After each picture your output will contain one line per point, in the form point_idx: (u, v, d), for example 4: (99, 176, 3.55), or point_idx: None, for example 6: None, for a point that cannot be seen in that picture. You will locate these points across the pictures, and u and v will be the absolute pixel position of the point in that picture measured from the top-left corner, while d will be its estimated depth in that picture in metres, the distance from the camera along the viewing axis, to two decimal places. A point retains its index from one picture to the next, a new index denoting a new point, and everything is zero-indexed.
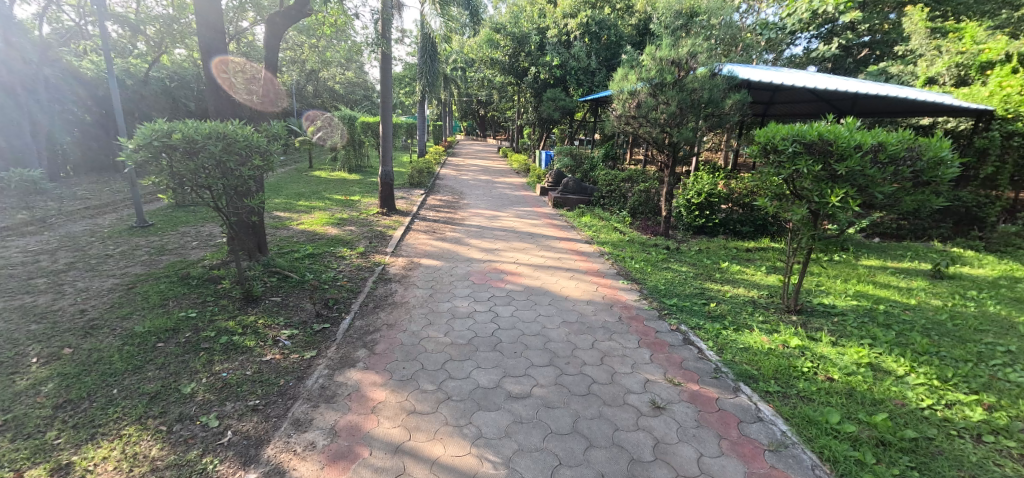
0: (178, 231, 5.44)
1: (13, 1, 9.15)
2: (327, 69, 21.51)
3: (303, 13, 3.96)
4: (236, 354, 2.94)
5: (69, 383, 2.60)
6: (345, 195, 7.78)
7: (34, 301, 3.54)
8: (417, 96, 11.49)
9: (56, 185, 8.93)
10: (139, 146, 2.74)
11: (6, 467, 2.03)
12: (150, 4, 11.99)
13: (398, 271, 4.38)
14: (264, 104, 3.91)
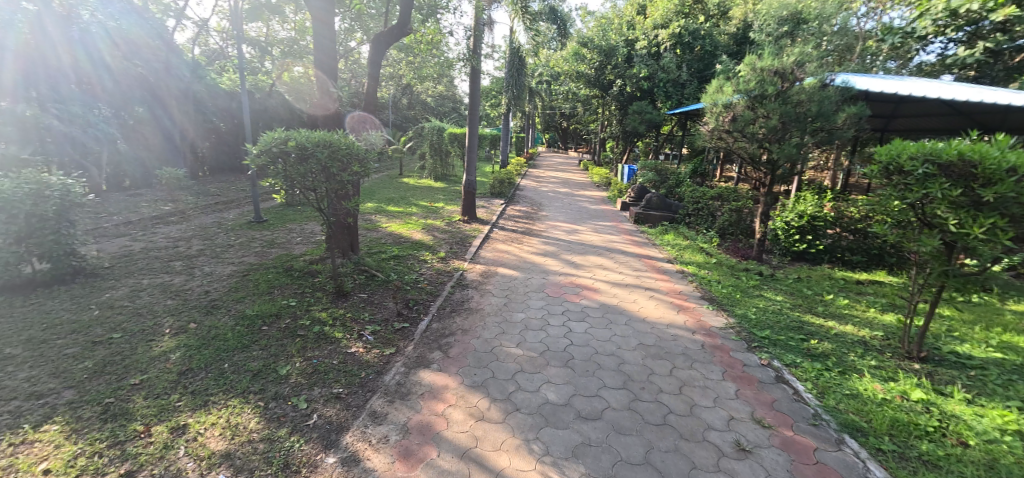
0: (287, 227, 6.10)
1: (177, 29, 10.94)
2: (421, 84, 23.10)
3: (404, 32, 4.25)
4: (325, 344, 3.18)
5: (191, 353, 3.00)
6: (430, 202, 8.22)
7: (172, 280, 4.16)
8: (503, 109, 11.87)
9: (195, 183, 10.55)
10: (261, 151, 3.14)
11: (140, 421, 2.39)
12: (277, 28, 13.73)
13: (475, 278, 4.48)
14: (364, 116, 4.23)
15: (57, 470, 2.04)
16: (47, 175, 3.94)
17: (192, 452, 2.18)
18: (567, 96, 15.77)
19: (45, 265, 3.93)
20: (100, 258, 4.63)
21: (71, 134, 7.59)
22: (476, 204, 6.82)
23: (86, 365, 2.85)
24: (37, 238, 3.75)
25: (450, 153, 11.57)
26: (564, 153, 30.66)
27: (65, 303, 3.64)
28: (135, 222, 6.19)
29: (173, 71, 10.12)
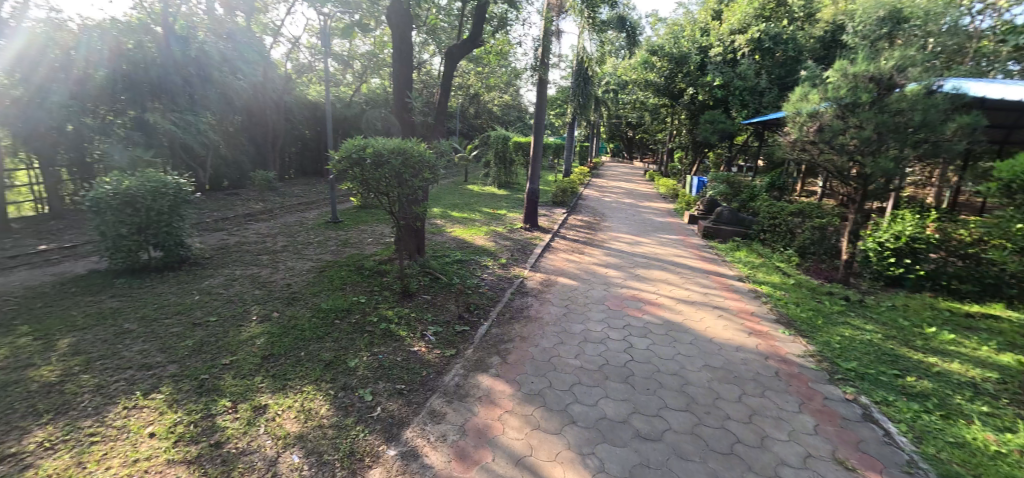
0: (360, 228, 6.52)
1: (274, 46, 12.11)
2: (489, 94, 23.77)
3: (475, 44, 4.41)
4: (391, 340, 3.34)
5: (273, 340, 3.29)
6: (493, 209, 8.40)
7: (260, 272, 4.59)
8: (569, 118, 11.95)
9: (281, 185, 11.58)
10: (342, 158, 3.36)
11: (228, 398, 2.66)
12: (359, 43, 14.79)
13: (535, 286, 4.50)
14: (434, 124, 4.38)
15: (161, 434, 2.33)
16: (164, 176, 4.51)
17: (271, 431, 2.39)
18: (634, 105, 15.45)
19: (160, 253, 4.52)
20: (202, 249, 5.25)
21: (194, 142, 8.63)
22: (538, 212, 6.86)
23: (187, 343, 3.23)
24: (153, 228, 4.31)
25: (514, 162, 11.74)
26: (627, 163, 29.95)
27: (172, 287, 4.16)
28: (232, 218, 6.95)
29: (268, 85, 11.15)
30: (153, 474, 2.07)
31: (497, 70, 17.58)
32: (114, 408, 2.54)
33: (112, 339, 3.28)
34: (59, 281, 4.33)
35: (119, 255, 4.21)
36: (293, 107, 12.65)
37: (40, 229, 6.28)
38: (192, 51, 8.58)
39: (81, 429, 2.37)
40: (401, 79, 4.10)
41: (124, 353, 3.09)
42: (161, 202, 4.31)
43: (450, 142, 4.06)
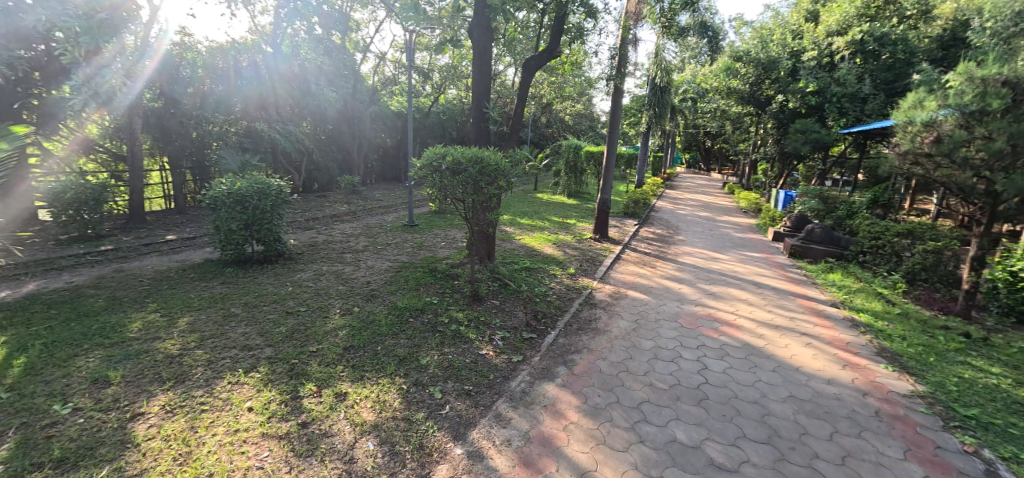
0: (434, 232, 6.86)
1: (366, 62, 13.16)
2: (562, 104, 23.90)
3: (552, 55, 4.53)
4: (460, 342, 3.47)
5: (354, 333, 3.55)
6: (562, 218, 8.43)
7: (343, 269, 4.99)
8: (645, 126, 11.75)
9: (362, 188, 12.48)
10: (423, 165, 3.61)
11: (313, 383, 2.91)
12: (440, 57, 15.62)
13: (603, 298, 4.45)
14: (509, 134, 4.49)
15: (257, 410, 2.62)
16: (269, 179, 5.05)
17: (350, 417, 2.58)
18: (714, 114, 14.69)
19: (261, 247, 5.07)
20: (295, 245, 5.82)
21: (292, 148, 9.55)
22: (608, 223, 6.77)
23: (281, 329, 3.59)
24: (258, 225, 4.85)
25: (585, 171, 11.70)
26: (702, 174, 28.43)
27: (270, 278, 4.65)
28: (322, 219, 7.63)
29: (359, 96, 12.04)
30: (251, 445, 2.34)
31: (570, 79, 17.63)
32: (221, 382, 2.91)
33: (221, 320, 3.74)
34: (182, 267, 5.03)
35: (229, 247, 4.79)
36: (379, 117, 13.56)
37: (168, 221, 7.33)
38: (294, 68, 9.68)
39: (195, 397, 2.74)
40: (480, 89, 4.27)
41: (231, 334, 3.52)
42: (265, 202, 4.82)
43: (525, 151, 4.11)
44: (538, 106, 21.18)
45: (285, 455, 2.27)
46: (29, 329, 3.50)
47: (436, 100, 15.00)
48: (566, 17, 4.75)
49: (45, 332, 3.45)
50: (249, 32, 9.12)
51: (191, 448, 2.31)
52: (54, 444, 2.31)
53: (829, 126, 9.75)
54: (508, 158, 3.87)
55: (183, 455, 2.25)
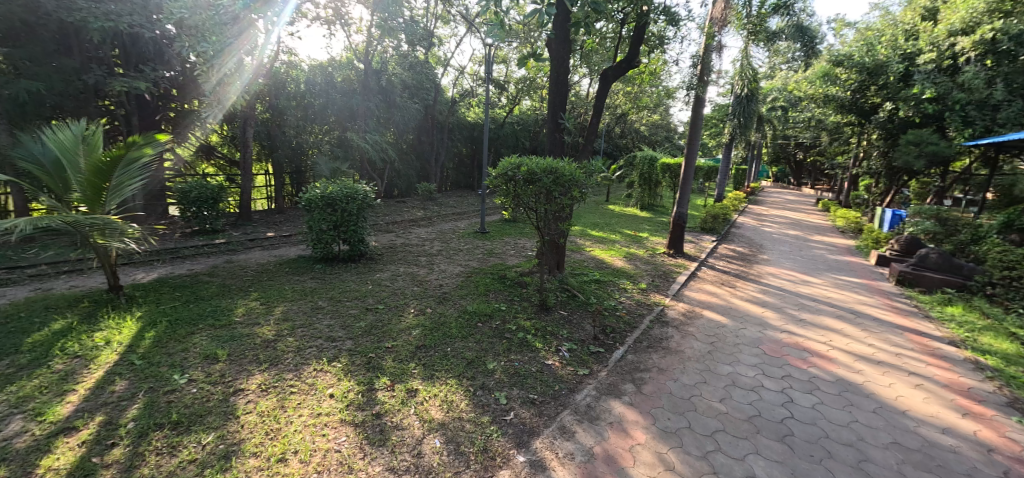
0: (504, 240, 7.03)
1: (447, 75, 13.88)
2: (637, 114, 23.32)
3: (631, 66, 4.52)
4: (527, 350, 3.51)
5: (427, 333, 3.73)
6: (634, 231, 8.22)
7: (418, 271, 5.28)
8: (728, 137, 11.17)
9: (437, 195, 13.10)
10: (499, 175, 3.73)
11: (389, 377, 3.11)
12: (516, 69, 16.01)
13: (676, 317, 4.26)
14: (584, 144, 4.48)
15: (338, 397, 2.86)
16: (356, 184, 5.47)
17: (419, 414, 2.72)
18: (807, 123, 13.49)
19: (347, 246, 5.53)
20: (376, 247, 6.26)
21: (377, 156, 10.31)
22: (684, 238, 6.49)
23: (361, 324, 3.88)
24: (345, 226, 5.29)
25: (661, 183, 11.34)
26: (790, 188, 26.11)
27: (353, 276, 5.05)
28: (400, 223, 8.14)
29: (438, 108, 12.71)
30: (331, 429, 2.56)
31: (647, 89, 17.16)
32: (308, 368, 3.20)
33: (310, 311, 4.13)
34: (279, 261, 5.63)
35: (319, 246, 5.28)
36: (456, 127, 14.20)
37: (269, 220, 8.24)
38: (382, 82, 10.41)
39: (286, 380, 3.05)
40: (556, 100, 4.34)
41: (318, 325, 3.87)
42: (351, 205, 5.23)
43: (600, 162, 4.08)
44: (613, 118, 20.87)
45: (360, 442, 2.46)
46: (159, 307, 4.13)
47: (511, 111, 15.37)
48: (646, 27, 4.70)
49: (171, 310, 4.04)
50: (343, 51, 9.99)
51: (282, 426, 2.57)
52: (176, 408, 2.71)
53: (951, 137, 8.59)
54: (582, 169, 3.87)
55: (275, 430, 2.53)
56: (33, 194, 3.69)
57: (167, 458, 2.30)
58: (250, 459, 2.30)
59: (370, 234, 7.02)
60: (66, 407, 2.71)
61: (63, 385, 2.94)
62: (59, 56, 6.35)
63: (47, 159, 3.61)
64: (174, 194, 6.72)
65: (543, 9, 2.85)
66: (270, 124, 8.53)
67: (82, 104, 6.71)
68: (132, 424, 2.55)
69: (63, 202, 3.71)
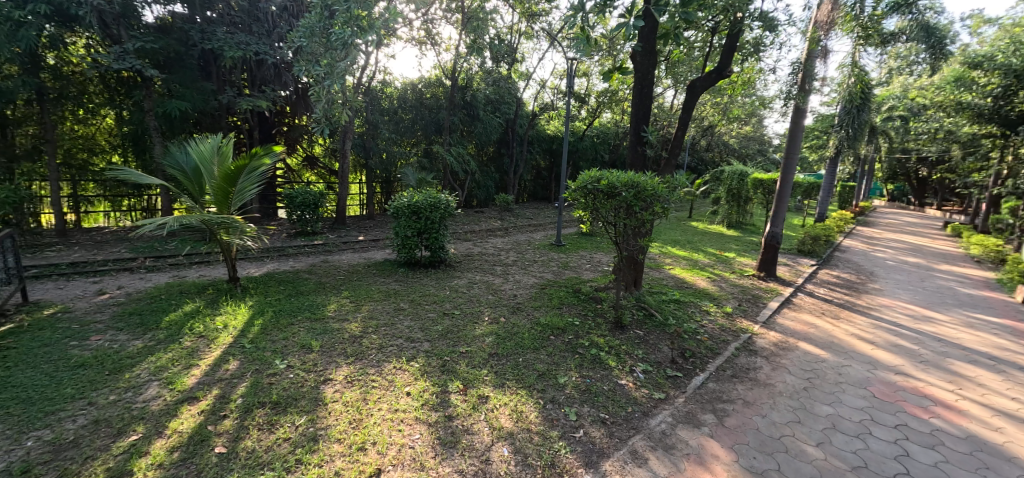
0: (579, 254, 6.98)
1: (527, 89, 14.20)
2: (726, 127, 21.95)
3: (721, 76, 4.38)
4: (599, 367, 3.42)
5: (500, 341, 3.80)
6: (719, 250, 7.72)
7: (493, 280, 5.41)
8: (833, 151, 10.15)
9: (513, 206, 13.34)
10: (577, 188, 3.73)
11: (462, 380, 3.21)
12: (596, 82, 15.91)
13: (766, 346, 3.90)
14: (669, 158, 4.35)
15: (414, 396, 2.99)
16: (440, 194, 5.73)
17: (490, 420, 2.76)
18: (933, 135, 11.79)
19: (428, 252, 5.84)
20: (455, 254, 6.54)
21: (458, 168, 10.80)
22: (777, 261, 5.96)
23: (438, 327, 4.06)
24: (427, 233, 5.59)
25: (752, 200, 10.55)
26: (911, 208, 22.79)
27: (432, 281, 5.30)
28: (478, 232, 8.43)
29: (517, 121, 13.01)
30: (406, 425, 2.68)
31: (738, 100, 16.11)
32: (389, 365, 3.40)
33: (393, 312, 4.40)
34: (367, 263, 6.09)
35: (403, 251, 5.63)
36: (535, 140, 14.42)
37: (359, 224, 8.97)
38: (467, 97, 10.92)
39: (369, 374, 3.26)
40: (639, 112, 4.26)
41: (399, 325, 4.10)
42: (434, 214, 5.50)
43: (685, 176, 3.92)
44: (699, 131, 19.93)
45: (433, 441, 2.55)
46: (266, 298, 4.66)
47: (590, 124, 15.30)
48: (741, 35, 4.46)
49: (276, 302, 4.55)
50: (432, 68, 10.65)
51: (363, 417, 2.75)
52: (276, 389, 3.01)
53: None
54: (666, 184, 3.73)
55: (356, 420, 2.71)
56: (176, 197, 4.33)
57: (266, 434, 2.56)
58: (334, 444, 2.49)
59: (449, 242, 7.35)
60: (191, 379, 3.15)
61: (189, 360, 3.41)
62: (202, 80, 7.52)
63: (189, 166, 4.23)
64: (283, 199, 7.58)
65: (630, 23, 2.80)
66: (365, 136, 9.34)
67: (216, 119, 7.92)
68: (240, 400, 2.88)
69: (199, 203, 4.33)
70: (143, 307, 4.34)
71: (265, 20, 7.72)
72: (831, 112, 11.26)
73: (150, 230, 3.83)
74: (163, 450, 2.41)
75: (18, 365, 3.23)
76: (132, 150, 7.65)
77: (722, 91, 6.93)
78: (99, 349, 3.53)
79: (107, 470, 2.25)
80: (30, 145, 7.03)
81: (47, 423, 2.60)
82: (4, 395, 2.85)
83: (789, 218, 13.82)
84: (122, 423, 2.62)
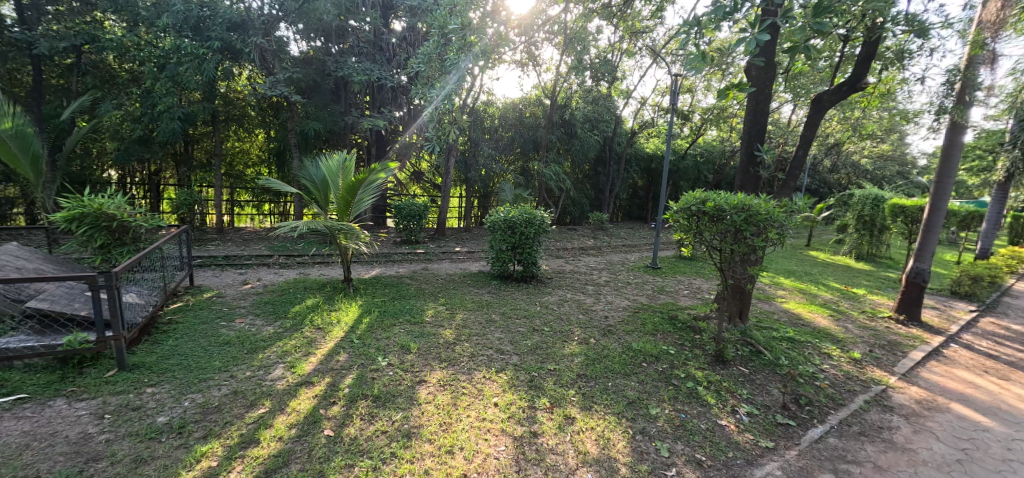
0: (676, 278, 6.63)
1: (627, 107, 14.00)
2: (858, 146, 19.41)
3: (856, 88, 3.89)
4: (696, 403, 3.17)
5: (589, 363, 3.74)
6: (846, 285, 6.80)
7: (584, 299, 5.37)
8: (1005, 175, 8.40)
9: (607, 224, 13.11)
10: (681, 209, 3.59)
11: (549, 398, 3.19)
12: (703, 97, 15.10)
13: (907, 404, 3.31)
14: (788, 180, 3.98)
15: (501, 407, 3.06)
16: (535, 210, 5.85)
17: (575, 443, 2.70)
18: None
19: (520, 267, 5.98)
20: (547, 271, 6.61)
21: (551, 184, 10.93)
22: (922, 302, 5.07)
23: (529, 342, 4.13)
24: (521, 248, 5.73)
25: (889, 229, 9.12)
26: None
27: (523, 296, 5.41)
28: (570, 251, 8.46)
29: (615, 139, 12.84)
30: (492, 435, 2.75)
31: None
32: (478, 374, 3.52)
33: (485, 322, 4.57)
34: (462, 273, 6.42)
35: (497, 264, 5.85)
36: (632, 158, 14.10)
37: (454, 235, 9.51)
38: (566, 116, 11.09)
39: (460, 380, 3.41)
40: (753, 130, 3.99)
41: (490, 336, 4.25)
42: (529, 230, 5.63)
43: (807, 199, 3.52)
44: (823, 149, 17.87)
45: (517, 455, 2.57)
46: (374, 299, 5.13)
47: (693, 142, 14.57)
48: (881, 41, 3.95)
49: (382, 303, 4.99)
50: (532, 88, 10.98)
51: (452, 422, 2.86)
52: (377, 385, 3.29)
53: None
54: (782, 207, 3.40)
55: (446, 424, 2.84)
56: (307, 205, 5.00)
57: (367, 424, 2.80)
58: (425, 443, 2.64)
59: (541, 258, 7.47)
60: (309, 365, 3.57)
61: (308, 348, 3.87)
62: (331, 102, 8.62)
63: (318, 178, 4.86)
64: (392, 209, 8.30)
65: (753, 36, 2.42)
66: (466, 153, 9.94)
67: (340, 136, 9.02)
68: (347, 390, 3.19)
69: (325, 210, 4.94)
70: (276, 298, 5.05)
71: (387, 50, 8.79)
72: (1001, 127, 9.36)
73: (286, 232, 4.44)
74: (284, 425, 2.75)
75: (185, 337, 3.95)
76: (275, 163, 9.13)
77: (854, 105, 6.18)
78: (241, 330, 4.18)
79: (240, 436, 2.62)
80: (204, 157, 9.01)
81: (200, 389, 3.13)
82: (173, 361, 3.49)
83: (938, 252, 11.68)
84: (254, 397, 3.05)
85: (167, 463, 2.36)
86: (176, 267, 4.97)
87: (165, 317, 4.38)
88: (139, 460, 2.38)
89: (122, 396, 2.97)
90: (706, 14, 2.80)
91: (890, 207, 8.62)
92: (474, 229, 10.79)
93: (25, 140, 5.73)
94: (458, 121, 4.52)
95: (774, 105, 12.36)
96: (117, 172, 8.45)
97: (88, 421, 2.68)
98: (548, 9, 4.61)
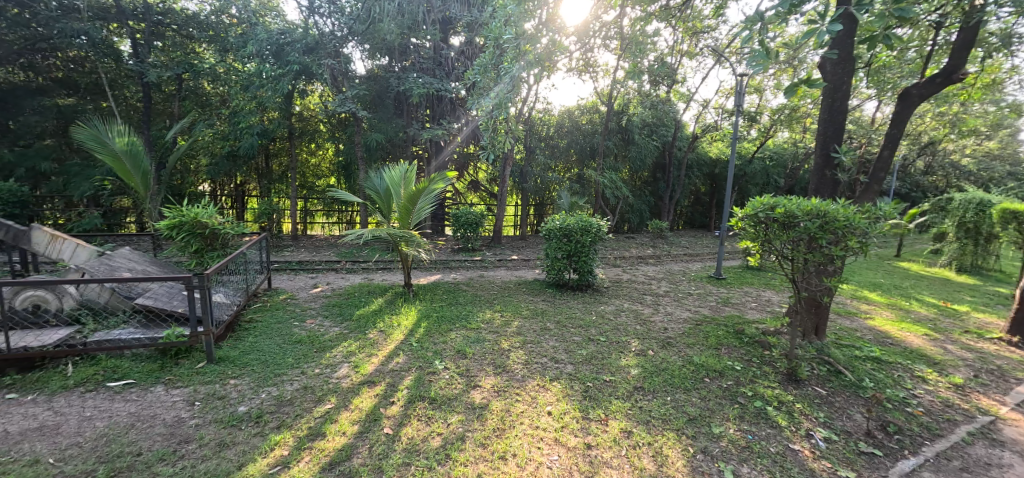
0: (742, 290, 6.26)
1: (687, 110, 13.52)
2: (958, 145, 17.31)
3: (951, 79, 3.46)
4: (765, 424, 2.96)
5: (647, 375, 3.64)
6: (945, 301, 6.06)
7: (643, 310, 5.22)
8: None
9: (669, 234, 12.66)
10: (747, 215, 3.38)
11: (604, 410, 3.13)
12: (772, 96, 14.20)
13: (1022, 440, 2.88)
14: (870, 184, 3.64)
15: (555, 416, 3.05)
16: (591, 218, 5.79)
17: (630, 458, 2.63)
18: None
19: (576, 275, 5.95)
20: (604, 280, 6.51)
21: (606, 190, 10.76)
22: None
23: (584, 352, 4.08)
24: (576, 256, 5.70)
25: (999, 237, 8.03)
26: None
27: (579, 304, 5.36)
28: (627, 260, 8.29)
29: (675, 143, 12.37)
30: (545, 444, 2.75)
31: None
32: (532, 382, 3.54)
33: (540, 331, 4.57)
34: (517, 281, 6.48)
35: (553, 271, 5.87)
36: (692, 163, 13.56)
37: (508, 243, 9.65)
38: (622, 122, 10.91)
39: (514, 387, 3.45)
40: (828, 130, 3.70)
41: (545, 343, 4.26)
42: (585, 237, 5.59)
43: (896, 203, 3.18)
44: (917, 149, 16.05)
45: (571, 466, 2.55)
46: (430, 304, 5.32)
47: (761, 145, 13.73)
48: (981, 26, 3.50)
49: (438, 309, 5.16)
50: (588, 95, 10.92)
51: (505, 428, 2.90)
52: (434, 387, 3.41)
53: None
54: (863, 213, 3.11)
55: (500, 430, 2.88)
56: (371, 213, 5.30)
57: (424, 425, 2.90)
58: (478, 448, 2.69)
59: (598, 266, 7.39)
60: (371, 365, 3.77)
61: (371, 350, 4.09)
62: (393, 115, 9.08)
63: (381, 188, 5.15)
64: (449, 217, 8.58)
65: (823, 29, 2.23)
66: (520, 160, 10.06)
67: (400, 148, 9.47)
68: (406, 391, 3.33)
69: (387, 218, 5.20)
70: (343, 301, 5.39)
71: (445, 64, 9.14)
72: None
73: (351, 238, 4.64)
74: (348, 421, 2.93)
75: (262, 335, 4.31)
76: (342, 174, 9.78)
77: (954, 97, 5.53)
78: (311, 330, 4.50)
79: (309, 428, 2.83)
80: (281, 170, 9.86)
81: (276, 383, 3.40)
82: (252, 356, 3.82)
83: None
84: (321, 393, 3.27)
85: (246, 449, 2.60)
86: (258, 270, 5.45)
87: (247, 316, 4.81)
88: (222, 444, 2.63)
89: (209, 386, 3.31)
90: (771, 10, 2.65)
91: (999, 211, 7.56)
92: (528, 237, 10.88)
93: (137, 157, 6.58)
94: (513, 130, 4.61)
95: (854, 102, 11.35)
96: (208, 185, 9.45)
97: (182, 407, 3.02)
98: (604, 14, 4.56)
